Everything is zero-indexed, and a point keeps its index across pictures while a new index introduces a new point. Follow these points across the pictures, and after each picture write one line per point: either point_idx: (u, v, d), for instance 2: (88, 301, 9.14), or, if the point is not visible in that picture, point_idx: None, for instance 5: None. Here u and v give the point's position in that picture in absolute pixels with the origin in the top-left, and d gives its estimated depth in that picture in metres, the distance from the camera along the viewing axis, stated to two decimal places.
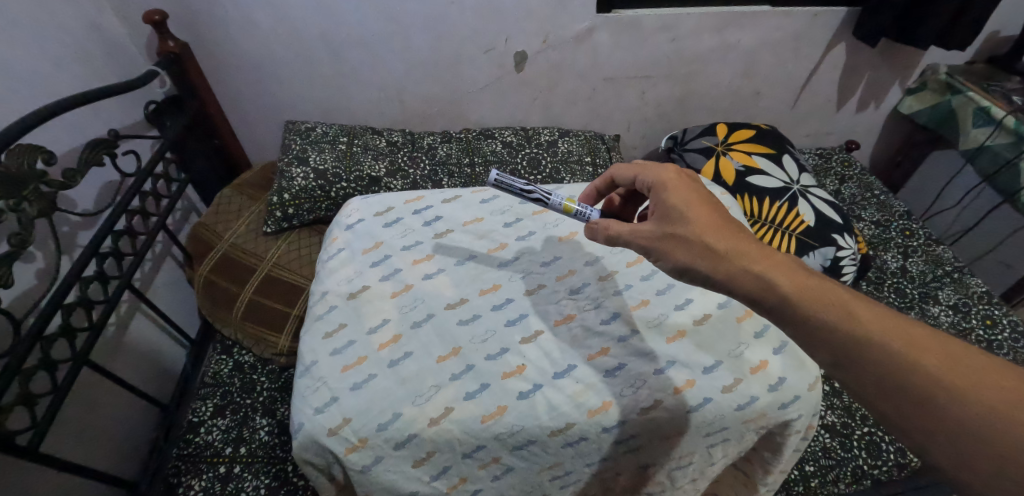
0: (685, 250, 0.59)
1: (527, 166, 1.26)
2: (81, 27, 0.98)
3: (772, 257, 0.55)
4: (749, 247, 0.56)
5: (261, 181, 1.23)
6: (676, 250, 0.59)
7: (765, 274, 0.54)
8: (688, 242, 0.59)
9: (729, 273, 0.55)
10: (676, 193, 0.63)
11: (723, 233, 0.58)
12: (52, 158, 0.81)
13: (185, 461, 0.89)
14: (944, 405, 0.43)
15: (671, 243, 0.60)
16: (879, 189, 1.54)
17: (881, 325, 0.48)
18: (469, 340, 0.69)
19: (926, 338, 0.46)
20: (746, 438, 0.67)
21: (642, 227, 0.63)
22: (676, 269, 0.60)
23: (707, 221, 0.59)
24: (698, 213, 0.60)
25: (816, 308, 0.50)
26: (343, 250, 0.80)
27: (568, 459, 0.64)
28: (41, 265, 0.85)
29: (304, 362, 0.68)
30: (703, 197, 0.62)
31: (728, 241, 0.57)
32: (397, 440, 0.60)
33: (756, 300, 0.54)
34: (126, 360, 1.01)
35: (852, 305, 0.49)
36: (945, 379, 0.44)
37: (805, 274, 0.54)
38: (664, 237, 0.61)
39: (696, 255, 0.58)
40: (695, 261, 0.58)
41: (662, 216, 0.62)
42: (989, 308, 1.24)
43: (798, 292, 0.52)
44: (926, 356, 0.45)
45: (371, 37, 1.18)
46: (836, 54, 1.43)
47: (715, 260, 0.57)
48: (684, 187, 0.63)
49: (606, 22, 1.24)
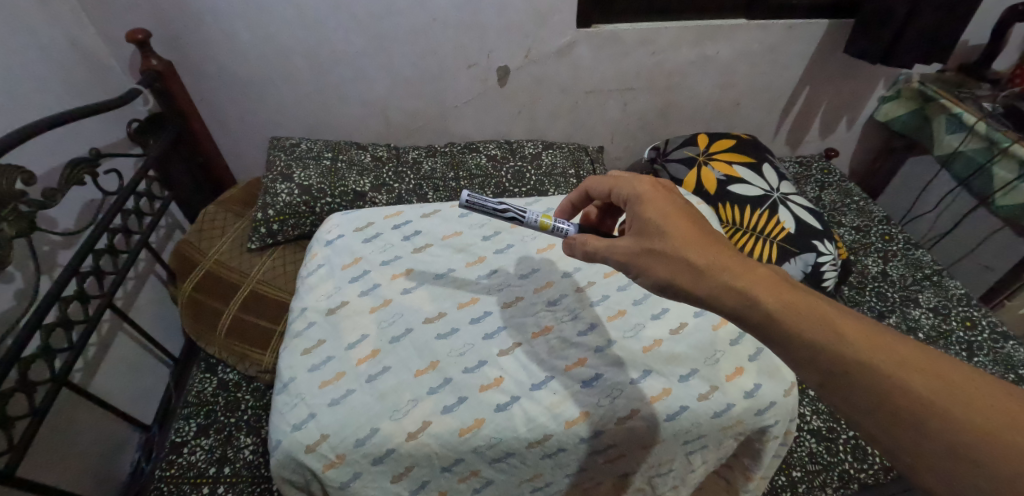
0: (663, 265, 0.60)
1: (511, 179, 1.27)
2: (63, 47, 0.98)
3: (753, 272, 0.56)
4: (731, 262, 0.57)
5: (246, 198, 1.23)
6: (656, 267, 0.60)
7: (747, 290, 0.55)
8: (665, 256, 0.60)
9: (711, 287, 0.56)
10: (651, 207, 0.64)
11: (702, 247, 0.59)
12: (32, 178, 0.80)
13: (168, 483, 0.88)
14: (931, 423, 0.44)
15: (649, 258, 0.61)
16: (858, 196, 1.57)
17: (866, 342, 0.48)
18: (447, 353, 0.69)
19: (914, 355, 0.47)
20: (725, 444, 0.68)
21: (620, 242, 0.64)
22: (657, 285, 0.60)
23: (684, 234, 0.60)
24: (675, 227, 0.61)
25: (800, 325, 0.51)
26: (323, 266, 0.80)
27: (548, 470, 0.65)
28: (20, 286, 0.84)
29: (282, 379, 0.67)
30: (679, 209, 0.63)
31: (708, 256, 0.58)
32: (375, 456, 0.60)
33: (740, 316, 0.55)
34: (106, 381, 1.00)
35: (838, 322, 0.50)
36: (933, 398, 0.45)
37: (789, 289, 0.54)
38: (642, 251, 0.62)
39: (676, 270, 0.59)
40: (675, 277, 0.59)
41: (639, 231, 0.63)
42: (969, 310, 1.27)
43: (781, 308, 0.53)
44: (914, 374, 0.46)
45: (355, 53, 1.19)
46: (812, 65, 1.47)
47: (698, 276, 0.57)
48: (661, 200, 0.64)
49: (587, 37, 1.27)
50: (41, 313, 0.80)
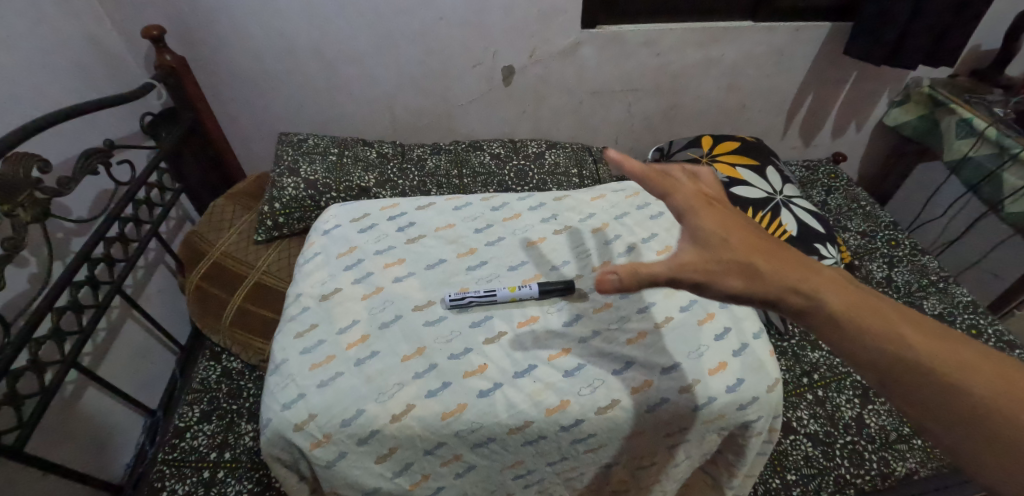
0: (734, 277, 0.53)
1: (514, 178, 1.28)
2: (82, 41, 1.02)
3: (820, 273, 0.52)
4: (796, 266, 0.53)
5: (254, 192, 1.25)
6: (725, 279, 0.53)
7: (813, 292, 0.50)
8: (734, 267, 0.53)
9: (776, 294, 0.51)
10: (704, 215, 0.56)
11: (764, 252, 0.54)
12: (48, 166, 0.83)
13: (170, 466, 0.90)
14: (1008, 435, 0.42)
15: (715, 270, 0.53)
16: (865, 200, 1.56)
17: (938, 349, 0.45)
18: (433, 340, 0.70)
19: (985, 359, 0.45)
20: (708, 439, 0.69)
21: (682, 253, 0.54)
22: (726, 298, 0.53)
23: (745, 243, 0.54)
24: (735, 236, 0.55)
25: (867, 329, 0.47)
26: (319, 254, 0.83)
27: (530, 458, 0.66)
28: (34, 270, 0.87)
29: (275, 360, 0.69)
30: (732, 217, 0.57)
31: (772, 261, 0.53)
32: (361, 436, 0.62)
33: (796, 315, 0.51)
34: (114, 366, 1.03)
35: (907, 325, 0.47)
36: (1007, 408, 0.42)
37: (857, 291, 0.50)
38: (707, 263, 0.53)
39: (741, 279, 0.53)
40: (742, 287, 0.52)
41: (696, 240, 0.55)
42: (975, 318, 1.25)
43: (849, 310, 0.49)
44: (987, 381, 0.43)
45: (362, 50, 1.21)
46: (820, 68, 1.46)
47: (754, 276, 0.52)
48: (713, 208, 0.57)
49: (592, 37, 1.28)
50: (53, 296, 0.83)
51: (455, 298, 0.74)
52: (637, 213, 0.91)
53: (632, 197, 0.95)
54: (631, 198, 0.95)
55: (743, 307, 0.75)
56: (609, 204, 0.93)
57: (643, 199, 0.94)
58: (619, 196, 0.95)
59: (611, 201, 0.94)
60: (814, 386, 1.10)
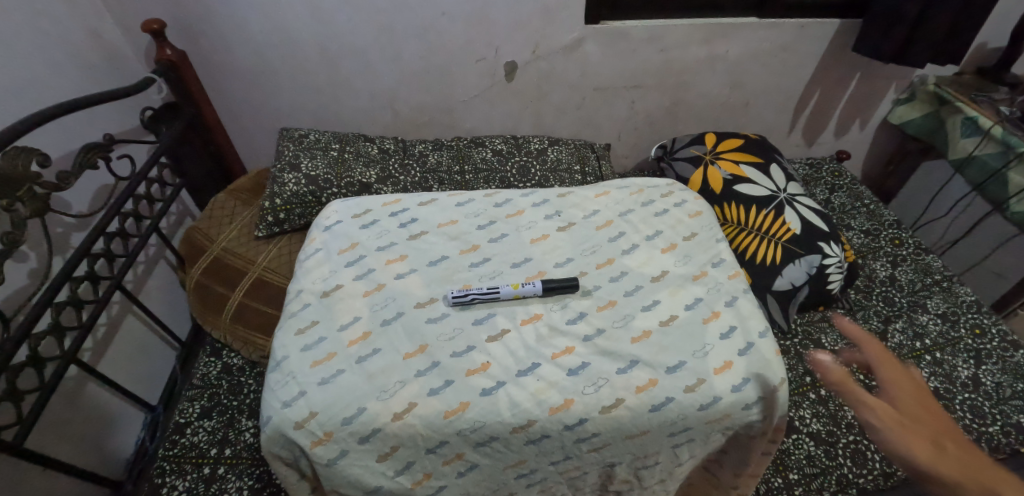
0: (919, 446, 0.57)
1: (516, 174, 1.27)
2: (82, 34, 1.01)
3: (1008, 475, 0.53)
4: (988, 461, 0.54)
5: (254, 187, 1.24)
6: (912, 445, 0.57)
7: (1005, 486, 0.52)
8: (923, 440, 0.57)
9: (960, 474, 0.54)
10: (902, 389, 0.62)
11: (958, 440, 0.57)
12: (47, 160, 0.83)
13: (171, 461, 0.90)
14: None
15: (904, 433, 0.58)
16: (869, 199, 1.55)
17: None
18: (436, 337, 0.70)
19: None
20: (712, 438, 0.68)
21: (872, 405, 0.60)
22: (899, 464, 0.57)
23: (938, 424, 0.59)
24: (929, 416, 0.60)
25: None
26: (320, 250, 0.82)
27: (532, 457, 0.66)
28: (34, 265, 0.87)
29: (275, 357, 0.69)
30: (930, 400, 0.61)
31: (966, 450, 0.56)
32: (363, 434, 0.62)
33: None
34: (114, 362, 1.03)
35: None
36: None
37: None
38: (898, 425, 0.58)
39: (920, 448, 0.57)
40: (923, 457, 0.56)
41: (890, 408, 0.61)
42: (978, 317, 1.24)
43: None
44: None
45: (364, 45, 1.20)
46: (825, 66, 1.45)
47: (943, 455, 0.56)
48: (910, 381, 0.63)
49: (595, 33, 1.27)
50: (52, 292, 0.83)
51: (457, 295, 0.73)
52: (641, 210, 0.90)
53: (636, 194, 0.94)
54: (635, 195, 0.94)
55: (748, 305, 0.75)
56: (613, 201, 0.92)
57: (647, 197, 0.94)
58: (623, 193, 0.94)
59: (615, 198, 0.93)
60: (817, 385, 1.09)
